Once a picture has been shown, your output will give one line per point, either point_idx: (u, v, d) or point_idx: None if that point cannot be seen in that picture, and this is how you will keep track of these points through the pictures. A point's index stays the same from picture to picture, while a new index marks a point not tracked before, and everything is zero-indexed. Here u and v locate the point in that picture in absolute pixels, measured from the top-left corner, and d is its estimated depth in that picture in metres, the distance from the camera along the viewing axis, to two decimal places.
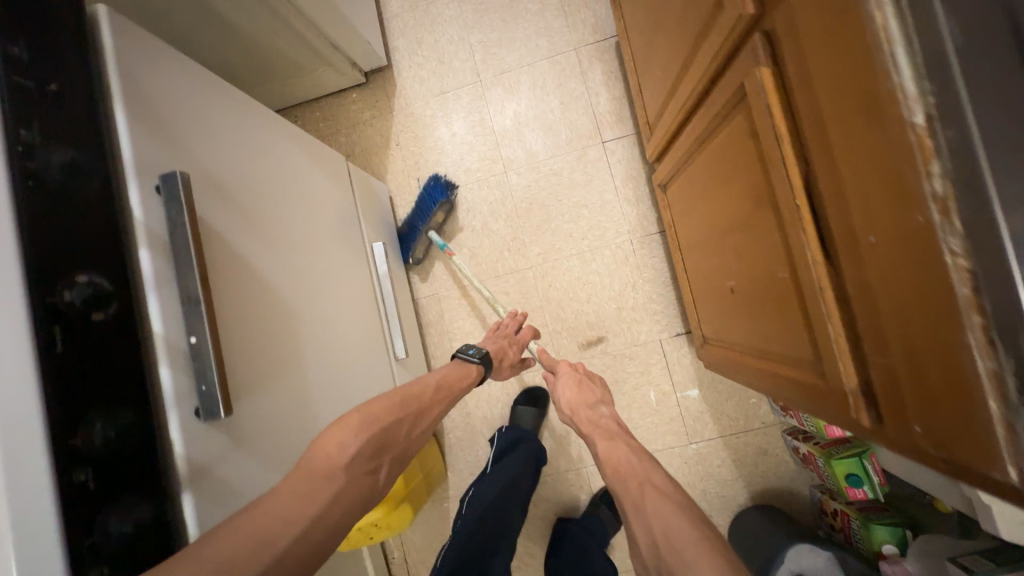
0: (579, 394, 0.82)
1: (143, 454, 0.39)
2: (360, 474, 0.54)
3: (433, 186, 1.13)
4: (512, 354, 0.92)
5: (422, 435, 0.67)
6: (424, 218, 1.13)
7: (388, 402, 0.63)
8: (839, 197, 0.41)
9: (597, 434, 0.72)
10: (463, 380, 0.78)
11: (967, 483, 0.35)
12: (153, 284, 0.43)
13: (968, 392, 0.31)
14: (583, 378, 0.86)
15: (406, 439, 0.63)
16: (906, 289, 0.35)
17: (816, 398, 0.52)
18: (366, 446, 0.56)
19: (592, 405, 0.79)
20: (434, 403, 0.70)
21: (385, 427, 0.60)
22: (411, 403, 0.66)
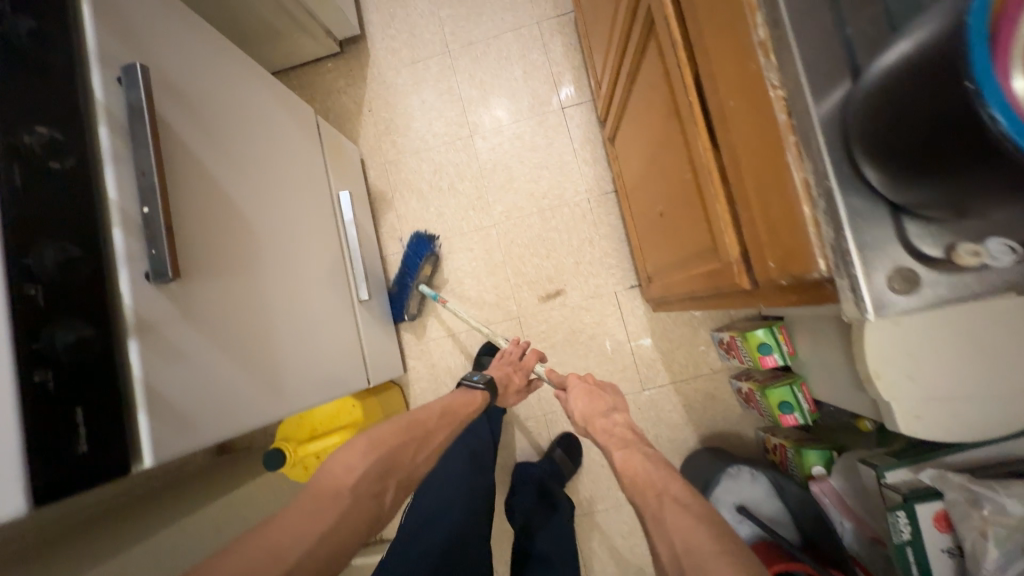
0: (591, 401, 0.73)
1: (89, 288, 0.43)
2: (365, 496, 0.62)
3: (418, 242, 1.16)
4: (518, 380, 0.90)
5: (427, 459, 0.72)
6: (412, 274, 1.16)
7: (395, 429, 0.70)
8: (712, 79, 0.47)
9: (610, 441, 0.65)
10: (473, 407, 0.81)
11: (810, 301, 0.40)
12: (111, 156, 0.47)
13: (792, 207, 0.37)
14: (593, 387, 0.75)
15: (412, 463, 0.69)
16: (756, 135, 0.41)
17: (717, 282, 0.58)
18: (369, 471, 0.63)
19: (605, 412, 0.70)
20: (438, 429, 0.74)
21: (390, 452, 0.67)
22: (417, 428, 0.72)
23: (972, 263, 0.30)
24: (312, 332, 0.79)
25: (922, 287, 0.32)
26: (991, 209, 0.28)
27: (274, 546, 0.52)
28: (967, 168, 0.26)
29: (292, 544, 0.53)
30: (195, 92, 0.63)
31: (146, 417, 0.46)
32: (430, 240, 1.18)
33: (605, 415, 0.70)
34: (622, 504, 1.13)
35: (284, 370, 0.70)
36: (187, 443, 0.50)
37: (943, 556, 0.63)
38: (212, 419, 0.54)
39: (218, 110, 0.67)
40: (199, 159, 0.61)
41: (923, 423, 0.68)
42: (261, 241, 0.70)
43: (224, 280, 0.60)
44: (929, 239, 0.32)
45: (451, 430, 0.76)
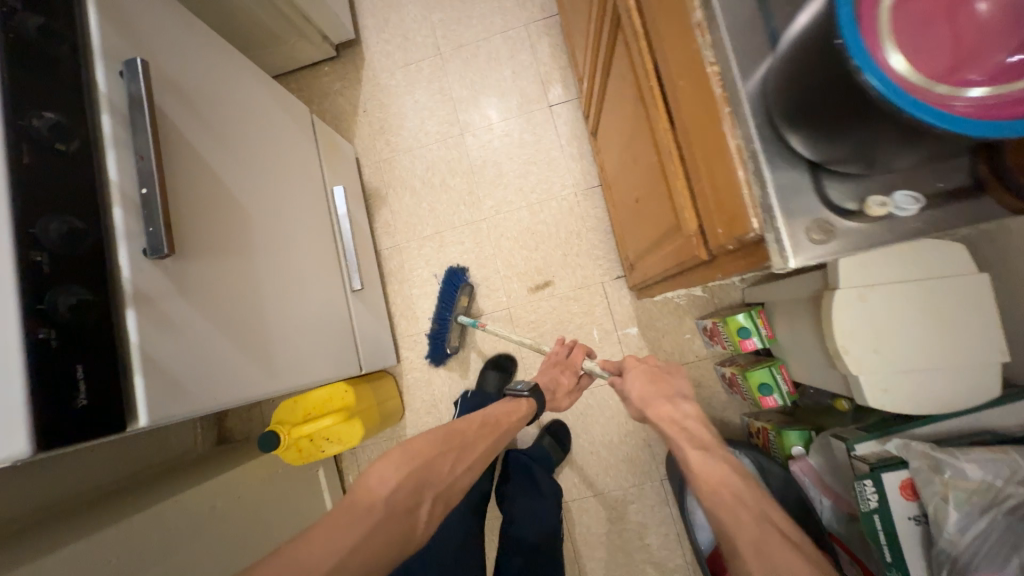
0: (655, 387, 0.69)
1: (92, 259, 0.48)
2: (399, 511, 0.58)
3: (453, 275, 1.21)
4: (567, 381, 0.88)
5: (468, 472, 0.67)
6: (449, 308, 1.18)
7: (433, 438, 0.66)
8: (666, 63, 0.50)
9: (685, 439, 0.61)
10: (516, 417, 0.77)
11: (752, 261, 0.43)
12: (112, 142, 0.51)
13: (725, 171, 0.40)
14: (657, 371, 0.71)
15: (450, 476, 0.64)
16: (700, 110, 0.44)
17: (682, 258, 0.61)
18: (403, 483, 0.60)
19: (670, 399, 0.66)
20: (480, 439, 0.70)
21: (425, 465, 0.63)
22: (456, 437, 0.68)
23: (881, 213, 0.34)
24: (304, 316, 0.83)
25: (838, 236, 0.35)
26: (894, 156, 0.31)
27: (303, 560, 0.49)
28: (868, 115, 0.29)
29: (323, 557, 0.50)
30: (193, 88, 0.67)
31: (141, 379, 0.49)
32: (461, 273, 1.22)
33: (674, 403, 0.66)
34: (611, 489, 1.14)
35: (276, 349, 0.73)
36: (180, 408, 0.54)
37: (909, 524, 0.64)
38: (206, 388, 0.58)
39: (215, 104, 0.71)
40: (195, 149, 0.64)
41: (892, 396, 0.69)
42: (254, 227, 0.74)
43: (219, 261, 0.64)
44: (846, 196, 0.36)
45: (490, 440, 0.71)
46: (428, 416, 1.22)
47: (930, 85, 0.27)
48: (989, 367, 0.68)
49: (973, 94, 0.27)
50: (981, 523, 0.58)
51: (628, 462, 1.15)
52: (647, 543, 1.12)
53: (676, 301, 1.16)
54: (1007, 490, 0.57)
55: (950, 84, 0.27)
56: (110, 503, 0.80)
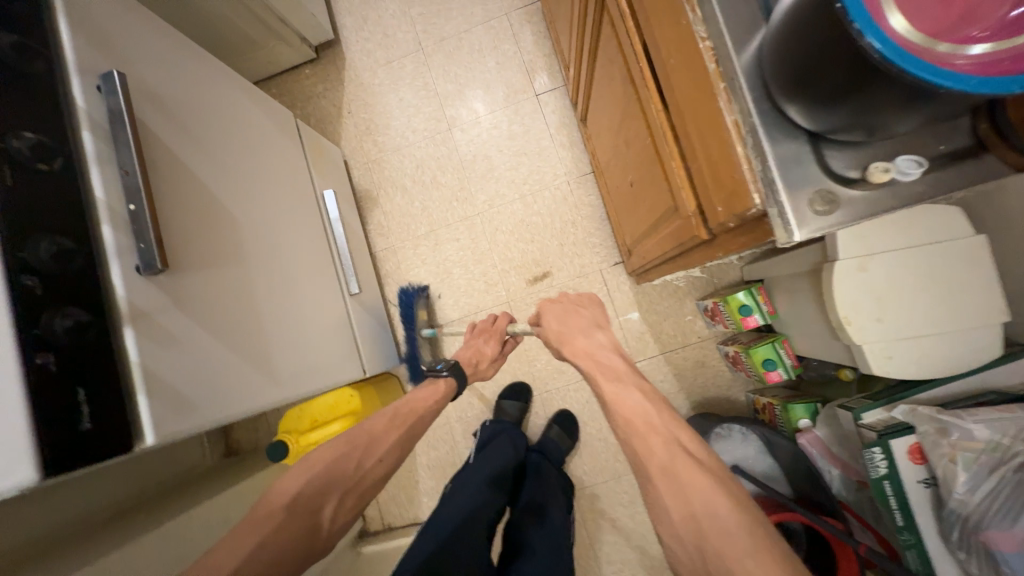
0: (569, 324, 0.69)
1: (84, 278, 0.46)
2: (302, 511, 0.57)
3: (406, 293, 1.21)
4: (491, 350, 0.89)
5: (381, 462, 0.66)
6: (411, 324, 1.17)
7: (336, 444, 0.64)
8: (654, 42, 0.50)
9: (601, 373, 0.59)
10: (434, 401, 0.75)
11: (756, 237, 0.43)
12: (95, 158, 0.50)
13: (722, 149, 0.40)
14: (570, 306, 0.72)
15: (358, 473, 0.63)
16: (692, 88, 0.43)
17: (682, 239, 0.61)
18: (307, 486, 0.58)
19: (585, 331, 0.66)
20: (386, 433, 0.68)
21: (330, 468, 0.61)
22: (358, 436, 0.66)
23: (885, 178, 0.34)
24: (303, 324, 0.82)
25: (842, 206, 0.35)
26: (894, 122, 0.31)
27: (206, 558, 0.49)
28: (866, 82, 0.29)
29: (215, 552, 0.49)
30: (174, 98, 0.65)
31: (145, 397, 0.49)
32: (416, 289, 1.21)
33: (586, 334, 0.66)
34: (621, 474, 1.15)
35: (279, 358, 0.73)
36: (186, 423, 0.53)
37: (920, 488, 0.65)
38: (212, 400, 0.58)
39: (196, 114, 0.70)
40: (181, 162, 0.63)
41: (895, 363, 0.70)
42: (247, 236, 0.73)
43: (214, 273, 0.63)
44: (847, 166, 0.35)
45: (402, 430, 0.69)
46: None
47: (930, 44, 0.27)
48: (990, 328, 0.69)
49: (974, 51, 0.26)
50: (991, 482, 0.58)
51: None
52: None
53: (675, 284, 1.16)
54: (1015, 448, 0.58)
55: (950, 44, 0.27)
56: (122, 523, 0.79)
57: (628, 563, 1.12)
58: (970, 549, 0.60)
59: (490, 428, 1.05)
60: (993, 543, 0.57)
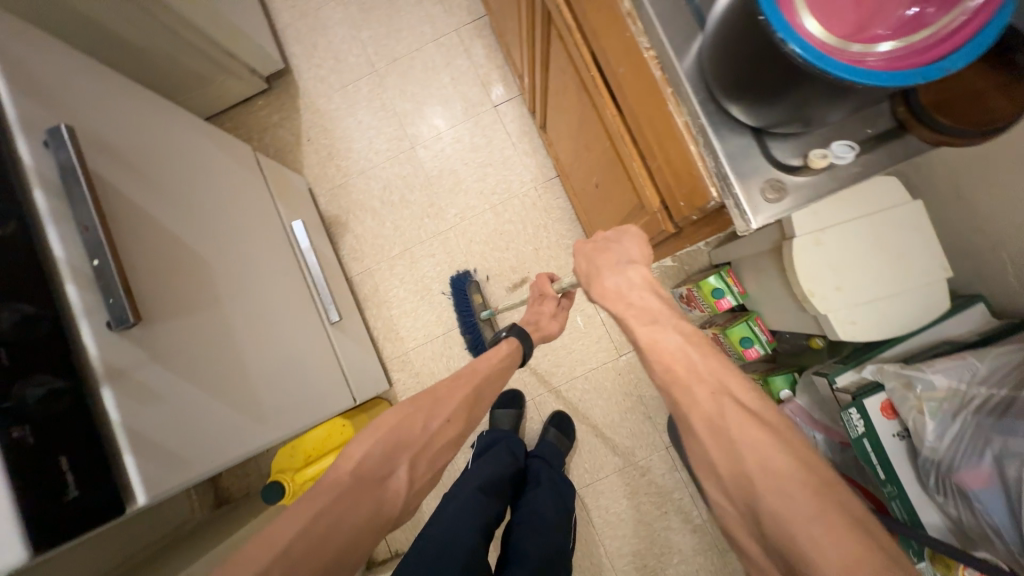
0: (595, 262, 0.57)
1: (52, 341, 0.45)
2: (368, 478, 0.55)
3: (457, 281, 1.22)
4: (548, 306, 0.83)
5: (449, 423, 0.62)
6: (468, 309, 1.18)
7: (405, 404, 0.61)
8: (601, 51, 0.53)
9: (632, 316, 0.51)
10: (496, 359, 0.70)
11: (718, 227, 0.45)
12: (51, 217, 0.48)
13: (678, 147, 0.42)
14: (599, 243, 0.58)
15: (428, 432, 0.60)
16: (642, 93, 0.46)
17: (652, 233, 0.63)
18: (372, 451, 0.56)
19: (618, 267, 0.54)
20: (455, 390, 0.63)
21: (396, 432, 0.58)
22: (425, 395, 0.62)
23: (824, 164, 0.37)
24: (286, 358, 0.80)
25: (790, 192, 0.38)
26: (826, 113, 0.34)
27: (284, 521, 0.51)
28: (796, 80, 0.32)
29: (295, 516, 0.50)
30: (127, 144, 0.64)
31: (131, 457, 0.48)
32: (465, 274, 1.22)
33: (616, 271, 0.54)
34: (621, 466, 1.17)
35: (265, 397, 0.71)
36: (176, 477, 0.52)
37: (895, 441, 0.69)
38: (199, 451, 0.56)
39: (152, 159, 0.68)
40: (141, 209, 0.61)
41: (859, 327, 0.75)
42: (219, 277, 0.71)
43: (189, 319, 0.61)
44: (790, 155, 0.38)
45: (468, 391, 0.64)
46: None
47: (845, 45, 0.30)
48: (935, 284, 0.74)
49: (883, 49, 0.30)
50: (956, 426, 0.62)
51: (633, 437, 1.18)
52: (664, 510, 1.15)
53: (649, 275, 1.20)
54: (971, 393, 0.63)
55: (862, 43, 0.31)
56: None
57: (638, 553, 1.14)
58: (947, 493, 0.64)
59: (489, 435, 1.07)
60: (965, 483, 0.60)
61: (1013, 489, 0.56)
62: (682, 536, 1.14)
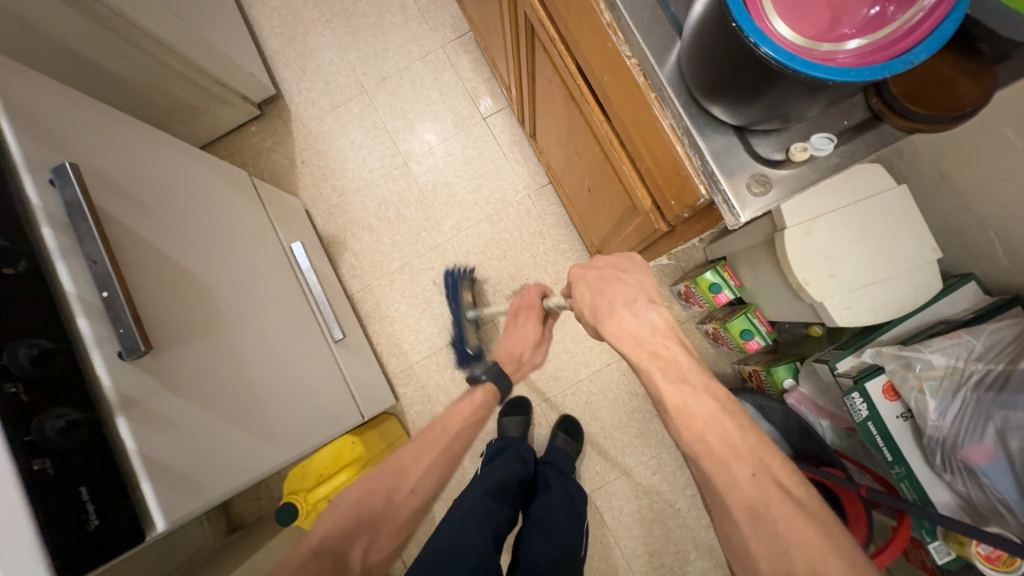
0: (602, 295, 0.52)
1: (68, 373, 0.46)
2: (330, 551, 0.56)
3: (451, 275, 1.19)
4: (531, 332, 0.76)
5: (414, 494, 0.64)
6: (457, 305, 1.17)
7: (368, 477, 0.64)
8: (585, 61, 0.55)
9: (658, 371, 0.47)
10: (468, 414, 0.71)
11: (710, 223, 0.47)
12: (59, 253, 0.49)
13: (666, 148, 0.44)
14: (606, 274, 0.53)
15: (391, 505, 0.62)
16: (626, 99, 0.48)
17: (646, 233, 0.65)
18: (336, 524, 0.59)
19: (630, 305, 0.50)
20: (419, 458, 0.66)
21: (360, 503, 0.61)
22: (389, 465, 0.65)
23: (805, 157, 0.38)
24: (293, 378, 0.81)
25: (775, 184, 0.39)
26: (803, 108, 0.36)
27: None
28: (771, 80, 0.34)
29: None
30: (128, 178, 0.65)
31: (148, 484, 0.48)
32: (461, 272, 1.20)
33: (634, 312, 0.49)
34: (631, 467, 1.17)
35: (275, 418, 0.72)
36: (191, 501, 0.52)
37: (899, 422, 0.70)
38: (214, 475, 0.57)
39: (152, 191, 0.69)
40: (144, 240, 0.62)
41: (855, 312, 0.77)
42: (223, 301, 0.72)
43: (197, 345, 0.62)
44: (772, 148, 0.40)
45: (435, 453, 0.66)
46: None
47: (814, 45, 0.32)
48: (926, 266, 0.76)
49: (850, 46, 0.32)
50: (957, 404, 0.63)
51: (642, 437, 1.18)
52: (677, 508, 1.15)
53: None
54: (970, 368, 0.63)
55: (831, 42, 0.32)
56: None
57: (655, 553, 1.13)
58: (954, 471, 0.64)
59: (496, 443, 1.08)
60: (971, 458, 0.61)
61: (1018, 460, 0.57)
62: (698, 532, 1.14)
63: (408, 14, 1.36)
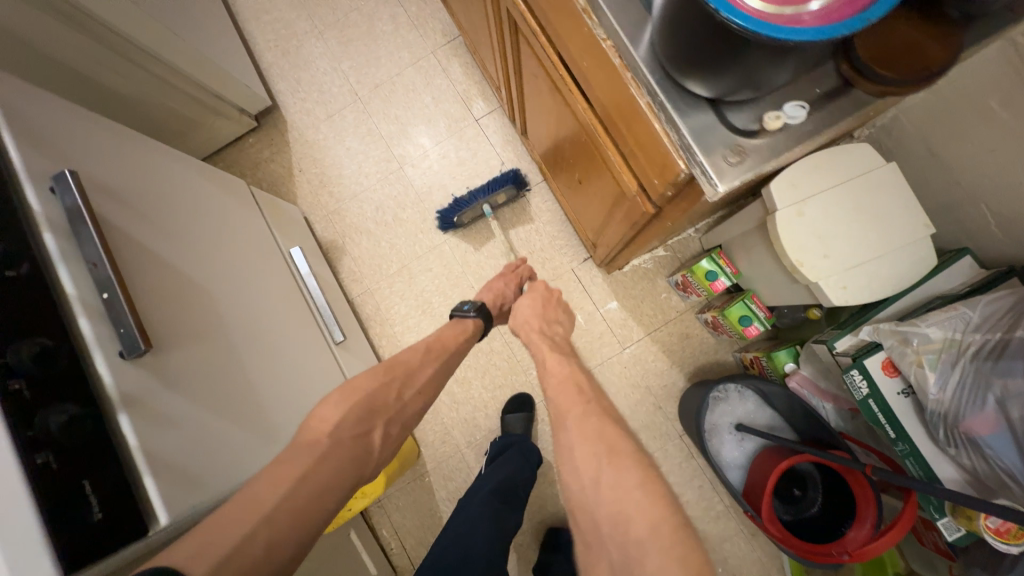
0: (543, 306, 0.80)
1: (72, 370, 0.47)
2: (349, 438, 0.62)
3: (508, 173, 1.22)
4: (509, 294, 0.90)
5: (418, 395, 0.71)
6: (486, 192, 1.20)
7: (372, 373, 0.68)
8: (564, 49, 0.56)
9: (552, 351, 0.70)
10: (461, 337, 0.79)
11: (692, 198, 0.48)
12: (60, 257, 0.51)
13: (645, 125, 0.45)
14: (549, 299, 0.82)
15: (397, 402, 0.68)
16: (605, 81, 0.49)
17: (636, 218, 0.66)
18: (346, 416, 0.62)
19: (549, 322, 0.78)
20: (424, 364, 0.73)
21: (370, 395, 0.65)
22: (397, 367, 0.70)
23: (778, 125, 0.39)
24: (293, 378, 0.82)
25: (750, 154, 0.41)
26: (773, 75, 0.36)
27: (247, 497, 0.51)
28: (738, 49, 0.34)
29: (268, 491, 0.52)
30: (126, 185, 0.66)
31: (150, 478, 0.49)
32: (517, 177, 1.22)
33: (547, 328, 0.76)
34: None
35: (275, 416, 0.72)
36: (194, 498, 0.53)
37: (900, 399, 0.70)
38: (215, 471, 0.57)
39: (151, 198, 0.71)
40: (143, 245, 0.64)
41: (851, 292, 0.77)
42: (222, 303, 0.74)
43: (196, 345, 0.63)
44: (748, 118, 0.41)
45: (434, 362, 0.73)
46: (445, 445, 1.21)
47: (781, 9, 0.32)
48: (920, 242, 0.76)
49: (815, 7, 0.32)
50: (957, 375, 0.62)
51: (647, 429, 1.17)
52: (686, 500, 1.14)
53: (644, 267, 1.21)
54: (968, 340, 0.63)
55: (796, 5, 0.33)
56: None
57: None
58: (958, 445, 0.63)
59: (501, 440, 1.07)
60: (974, 430, 0.60)
61: (1020, 429, 0.56)
62: (707, 523, 1.13)
63: (399, 22, 1.39)
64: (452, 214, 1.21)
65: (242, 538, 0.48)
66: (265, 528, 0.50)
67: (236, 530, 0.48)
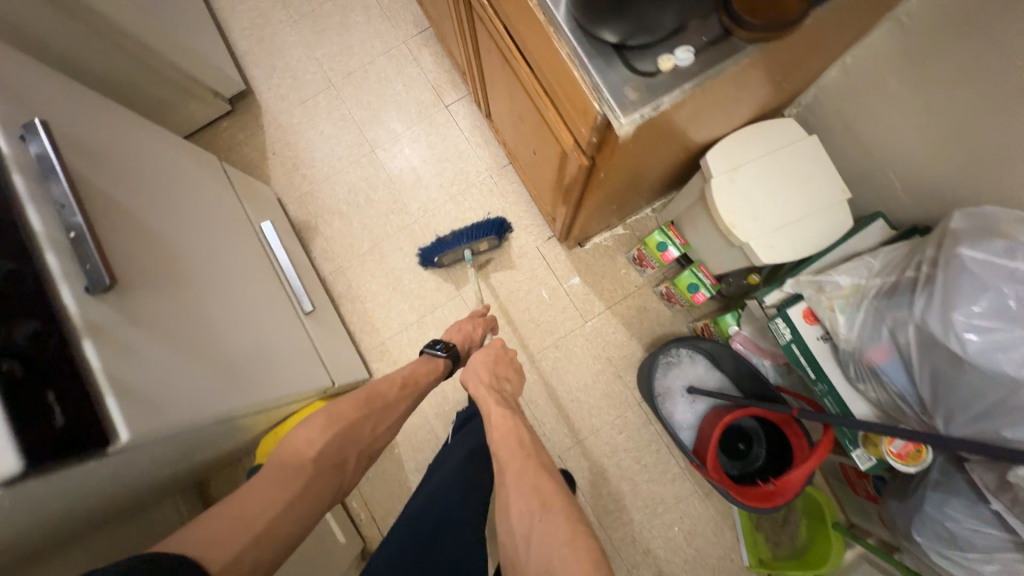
0: (496, 362, 0.81)
1: (36, 295, 0.50)
2: (328, 467, 0.66)
3: (493, 223, 1.23)
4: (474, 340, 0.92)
5: (386, 431, 0.75)
6: (470, 239, 1.20)
7: (356, 402, 0.72)
8: (506, 17, 0.63)
9: (496, 405, 0.70)
10: (427, 374, 0.81)
11: (610, 142, 0.54)
12: (28, 197, 0.54)
13: (567, 73, 0.50)
14: (503, 356, 0.83)
15: (371, 435, 0.72)
16: (536, 40, 0.55)
17: (578, 176, 0.71)
18: (329, 444, 0.66)
19: (499, 378, 0.78)
20: (397, 403, 0.77)
21: (352, 424, 0.70)
22: (377, 400, 0.74)
23: (670, 64, 0.47)
24: (260, 338, 0.85)
25: (648, 91, 0.48)
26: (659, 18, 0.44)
27: (240, 513, 0.56)
28: None
29: (257, 513, 0.57)
30: (96, 142, 0.70)
31: (113, 400, 0.51)
32: (501, 227, 1.24)
33: (497, 382, 0.76)
34: (600, 428, 1.21)
35: (240, 368, 0.76)
36: (157, 424, 0.56)
37: (819, 343, 0.76)
38: (175, 406, 0.60)
39: (122, 160, 0.74)
40: (110, 198, 0.66)
41: (778, 250, 0.84)
42: (190, 261, 0.77)
43: (160, 293, 0.66)
44: (647, 60, 0.48)
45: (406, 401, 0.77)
46: (413, 417, 1.24)
47: None
48: (840, 206, 0.85)
49: None
50: (862, 315, 0.71)
51: (608, 398, 1.22)
52: (644, 464, 1.19)
53: (604, 244, 1.28)
54: (870, 284, 0.71)
55: None
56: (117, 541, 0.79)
57: (624, 509, 1.17)
58: (865, 378, 0.71)
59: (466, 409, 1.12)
60: (873, 360, 0.68)
61: (907, 353, 0.65)
62: (664, 485, 1.18)
63: (372, 13, 1.44)
64: (434, 254, 1.20)
65: (231, 558, 0.52)
66: (252, 552, 0.54)
67: (227, 551, 0.52)
